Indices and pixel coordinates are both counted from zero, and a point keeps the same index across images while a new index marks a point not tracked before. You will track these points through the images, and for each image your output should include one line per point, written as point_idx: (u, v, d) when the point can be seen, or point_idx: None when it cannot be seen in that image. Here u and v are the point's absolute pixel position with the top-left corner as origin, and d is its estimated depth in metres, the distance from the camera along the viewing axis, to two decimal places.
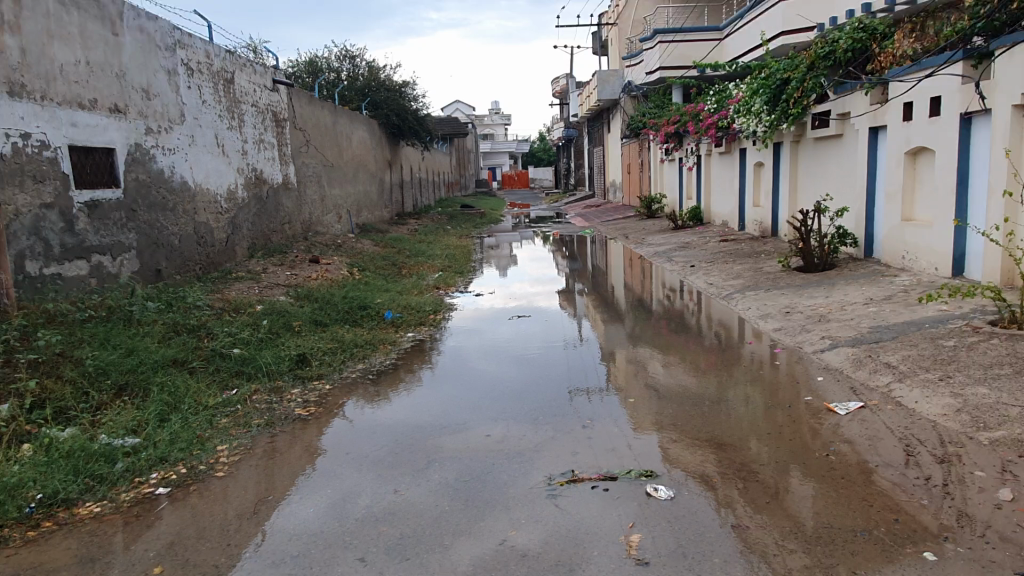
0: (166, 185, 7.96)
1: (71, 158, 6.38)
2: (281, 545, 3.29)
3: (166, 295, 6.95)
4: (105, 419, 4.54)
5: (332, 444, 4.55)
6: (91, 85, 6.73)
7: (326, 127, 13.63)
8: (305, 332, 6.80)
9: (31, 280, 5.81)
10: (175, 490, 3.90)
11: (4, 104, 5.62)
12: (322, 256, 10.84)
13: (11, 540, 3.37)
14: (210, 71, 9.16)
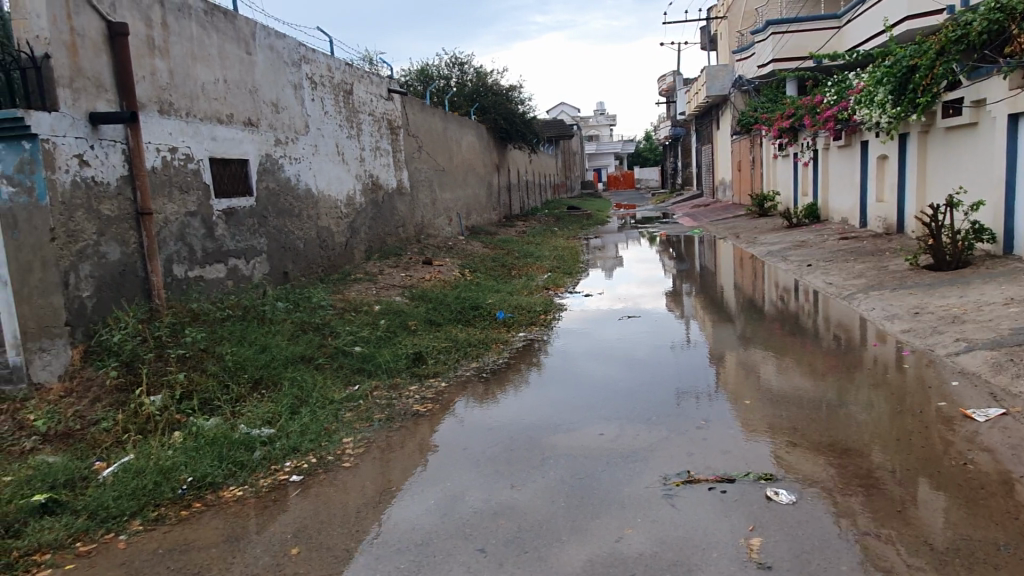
0: (293, 193, 8.47)
1: (211, 169, 6.91)
2: (408, 532, 3.47)
3: (294, 296, 7.40)
4: (243, 411, 4.90)
5: (450, 439, 4.72)
6: (227, 102, 7.27)
7: (437, 133, 14.07)
8: (421, 331, 7.06)
9: (178, 282, 6.33)
10: (307, 478, 4.16)
11: (155, 122, 6.17)
12: (435, 257, 11.20)
13: (167, 518, 3.70)
14: (331, 83, 9.66)
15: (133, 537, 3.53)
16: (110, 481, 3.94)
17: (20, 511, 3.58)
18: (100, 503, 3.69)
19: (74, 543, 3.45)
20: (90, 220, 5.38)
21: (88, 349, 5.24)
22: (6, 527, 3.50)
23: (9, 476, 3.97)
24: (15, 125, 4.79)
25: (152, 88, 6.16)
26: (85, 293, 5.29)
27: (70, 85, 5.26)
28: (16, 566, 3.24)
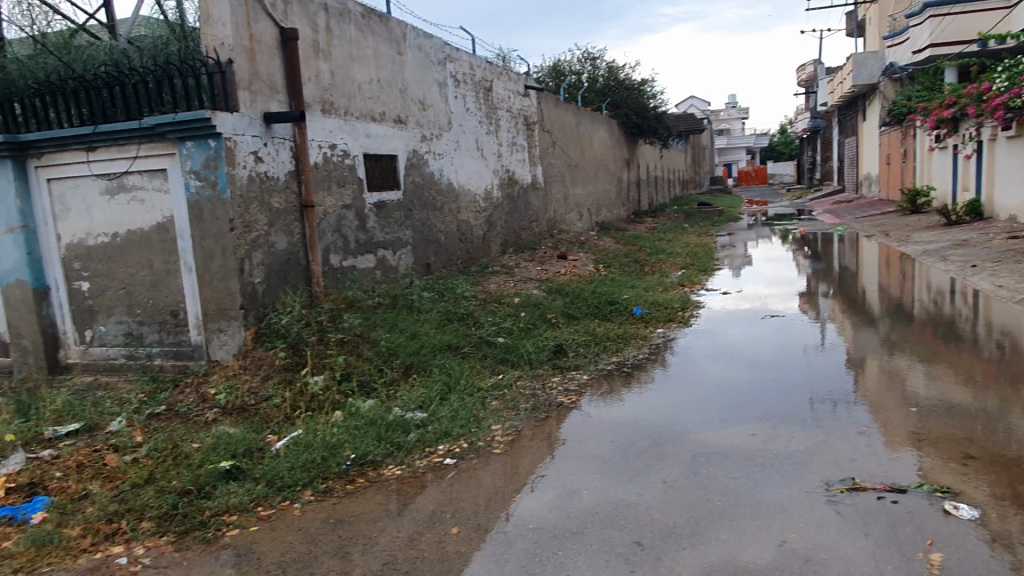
0: (437, 187, 8.78)
1: (365, 165, 7.30)
2: (562, 520, 3.52)
3: (438, 287, 7.69)
4: (397, 394, 5.14)
5: (593, 431, 4.75)
6: (381, 101, 7.65)
7: (570, 128, 14.13)
8: (561, 324, 7.14)
9: (335, 271, 6.74)
10: (460, 461, 4.31)
11: (318, 121, 6.58)
12: (569, 252, 11.27)
13: (335, 490, 3.96)
14: (473, 80, 9.92)
15: (306, 506, 3.79)
16: (283, 454, 4.24)
17: (210, 475, 3.92)
18: (275, 473, 3.98)
19: (256, 507, 3.76)
20: (263, 212, 5.82)
21: (258, 331, 5.70)
22: (198, 489, 3.85)
23: (197, 443, 4.36)
24: (204, 125, 5.27)
25: (315, 89, 6.58)
26: (256, 280, 5.73)
27: (248, 87, 5.72)
28: (208, 524, 3.56)
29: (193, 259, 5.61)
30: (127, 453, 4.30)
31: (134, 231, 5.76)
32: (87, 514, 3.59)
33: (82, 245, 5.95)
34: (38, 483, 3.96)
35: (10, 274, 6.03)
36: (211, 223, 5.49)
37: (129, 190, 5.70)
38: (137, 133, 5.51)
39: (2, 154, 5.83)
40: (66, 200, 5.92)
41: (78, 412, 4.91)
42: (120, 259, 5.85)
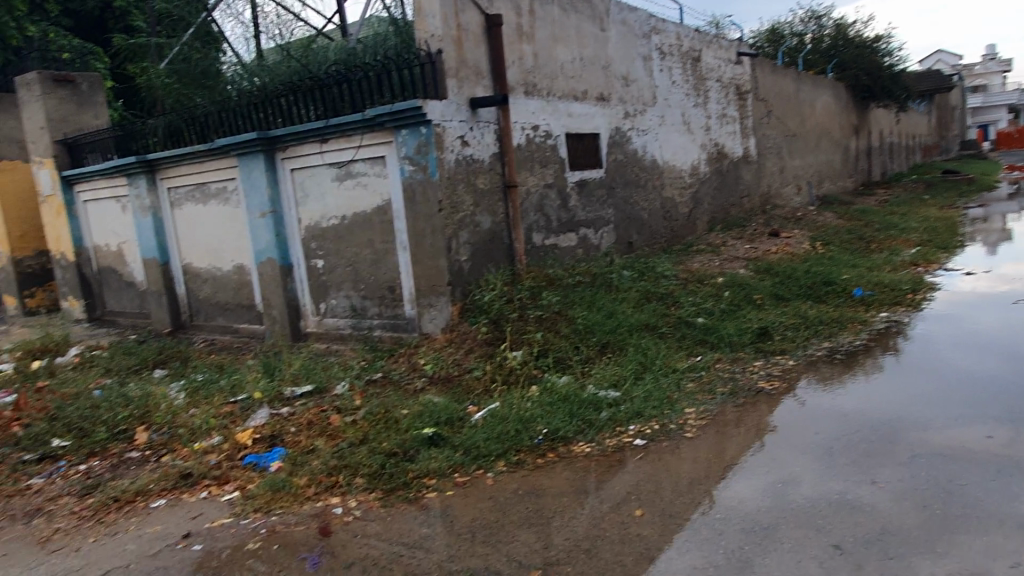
0: (640, 164, 8.65)
1: (567, 144, 7.39)
2: (753, 514, 3.35)
3: (639, 266, 7.60)
4: (591, 372, 5.18)
5: (793, 421, 4.45)
6: (583, 79, 7.68)
7: (789, 95, 13.16)
8: (767, 305, 6.75)
9: (536, 249, 6.92)
10: (650, 443, 4.26)
11: (521, 103, 6.77)
12: (783, 229, 10.57)
13: (526, 463, 4.10)
14: (680, 51, 9.59)
15: (499, 476, 3.97)
16: (481, 424, 4.47)
17: (415, 440, 4.25)
18: (471, 443, 4.21)
19: (454, 472, 4.01)
20: (469, 193, 6.12)
21: (464, 307, 6.02)
22: (404, 452, 4.19)
23: (407, 409, 4.73)
24: (417, 114, 5.65)
25: (519, 71, 6.76)
26: (463, 258, 6.05)
27: (456, 75, 6.02)
28: (411, 485, 3.87)
29: (408, 239, 6.06)
30: (348, 415, 4.78)
31: (359, 214, 6.35)
32: (313, 466, 4.06)
33: (318, 227, 6.66)
34: (277, 436, 4.55)
35: (263, 253, 6.93)
36: (422, 205, 5.89)
37: (355, 176, 6.28)
38: (360, 125, 6.03)
39: (255, 148, 6.66)
40: (305, 187, 6.66)
41: (311, 374, 5.55)
42: (348, 239, 6.48)
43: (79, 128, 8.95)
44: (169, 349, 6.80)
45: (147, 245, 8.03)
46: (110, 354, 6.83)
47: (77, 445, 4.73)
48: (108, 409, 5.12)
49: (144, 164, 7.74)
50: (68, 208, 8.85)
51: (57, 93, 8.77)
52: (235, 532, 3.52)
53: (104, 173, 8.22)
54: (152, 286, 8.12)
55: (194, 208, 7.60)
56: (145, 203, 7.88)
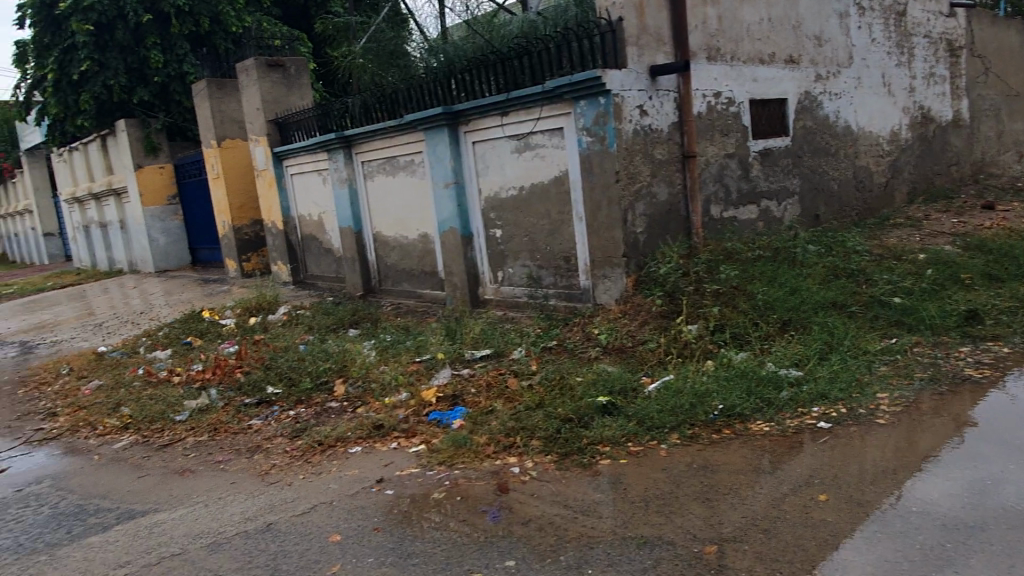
0: (831, 131, 8.07)
1: (750, 111, 7.05)
2: (954, 511, 3.09)
3: (827, 240, 7.14)
4: (772, 349, 4.98)
5: (1005, 416, 4.02)
6: (771, 41, 7.27)
7: (1014, 49, 11.61)
8: (978, 286, 6.08)
9: (715, 222, 6.71)
10: (836, 427, 4.05)
11: (703, 69, 6.54)
12: (999, 202, 9.42)
13: (701, 438, 4.05)
14: (882, 6, 8.77)
15: (673, 449, 3.96)
16: (654, 396, 4.46)
17: (588, 408, 4.33)
18: (645, 414, 4.22)
19: (627, 442, 4.05)
20: (646, 163, 6.04)
21: (639, 279, 5.99)
22: (578, 418, 4.28)
23: (580, 377, 4.83)
24: (596, 84, 5.65)
25: (702, 36, 6.53)
26: (638, 229, 6.02)
27: (636, 43, 5.93)
28: (585, 451, 3.96)
29: (584, 209, 6.11)
30: (525, 379, 4.96)
31: (536, 185, 6.49)
32: (492, 426, 4.28)
33: (497, 198, 6.89)
34: (458, 395, 4.83)
35: (446, 223, 7.30)
36: (599, 175, 5.91)
37: (534, 148, 6.41)
38: (540, 97, 6.13)
39: (441, 122, 6.99)
40: (486, 159, 6.90)
41: (490, 339, 5.81)
42: (525, 209, 6.65)
43: (288, 108, 9.87)
44: (362, 311, 7.39)
45: (343, 215, 8.73)
46: (313, 313, 7.55)
47: (287, 392, 5.31)
48: (312, 362, 5.68)
49: (342, 140, 8.38)
50: (278, 181, 9.81)
51: (270, 76, 9.72)
52: (422, 481, 3.81)
53: (308, 149, 9.02)
54: (347, 253, 8.83)
55: (385, 180, 8.13)
56: (342, 176, 8.56)
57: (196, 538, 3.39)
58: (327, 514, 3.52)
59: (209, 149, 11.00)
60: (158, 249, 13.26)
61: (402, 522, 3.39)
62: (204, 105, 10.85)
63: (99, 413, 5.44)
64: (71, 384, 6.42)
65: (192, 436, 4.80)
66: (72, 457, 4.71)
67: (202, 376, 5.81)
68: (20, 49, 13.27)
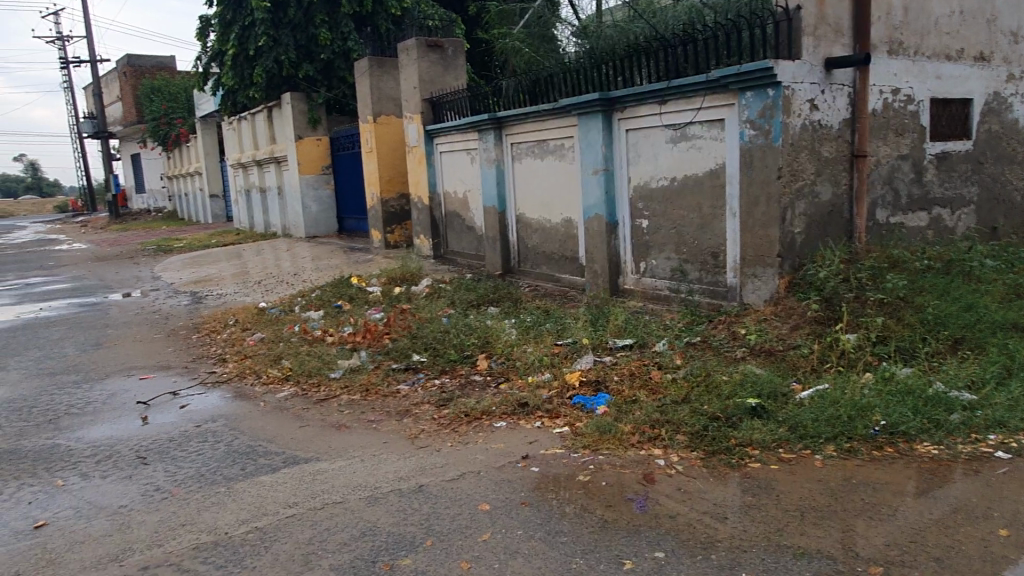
0: (1019, 137, 7.37)
1: (930, 110, 6.56)
2: None
3: (1006, 255, 6.55)
4: (942, 368, 4.63)
5: None
6: (960, 36, 6.72)
7: None
8: None
9: (879, 227, 6.31)
10: (1017, 459, 3.72)
11: (883, 63, 6.12)
12: None
13: (860, 453, 3.84)
14: None
15: (828, 461, 3.78)
16: (808, 403, 4.26)
17: (737, 408, 4.21)
18: (799, 421, 4.04)
19: (779, 447, 3.90)
20: (811, 160, 5.75)
21: (793, 281, 5.74)
22: (726, 418, 4.17)
23: (727, 375, 4.70)
24: (766, 75, 5.42)
25: (885, 28, 6.12)
26: (797, 229, 5.75)
27: (813, 33, 5.63)
28: (733, 452, 3.86)
29: (739, 205, 5.91)
30: (669, 372, 4.89)
31: (690, 176, 6.33)
32: (637, 416, 4.26)
33: (646, 187, 6.78)
34: (601, 382, 4.82)
35: (593, 209, 7.28)
36: (759, 170, 5.69)
37: (691, 139, 6.25)
38: (703, 86, 5.95)
39: (596, 108, 6.95)
40: (638, 147, 6.79)
41: (632, 329, 5.77)
42: (675, 200, 6.51)
43: (442, 88, 10.15)
44: (502, 289, 7.52)
45: (489, 194, 8.90)
46: (455, 287, 7.77)
47: (433, 361, 5.50)
48: (456, 334, 5.86)
49: (494, 121, 8.52)
50: (427, 158, 10.13)
51: (428, 56, 10.03)
52: (567, 462, 3.85)
53: (459, 128, 9.24)
54: (490, 232, 9.01)
55: (533, 163, 8.19)
56: (491, 157, 8.70)
57: (356, 490, 3.60)
58: (475, 483, 3.64)
59: (365, 124, 11.52)
60: (310, 216, 14.09)
61: (549, 500, 3.45)
62: (364, 82, 11.36)
63: (262, 363, 5.88)
64: (237, 335, 6.97)
65: (346, 394, 5.09)
66: (241, 401, 5.12)
67: (355, 338, 6.14)
68: (204, 24, 14.41)
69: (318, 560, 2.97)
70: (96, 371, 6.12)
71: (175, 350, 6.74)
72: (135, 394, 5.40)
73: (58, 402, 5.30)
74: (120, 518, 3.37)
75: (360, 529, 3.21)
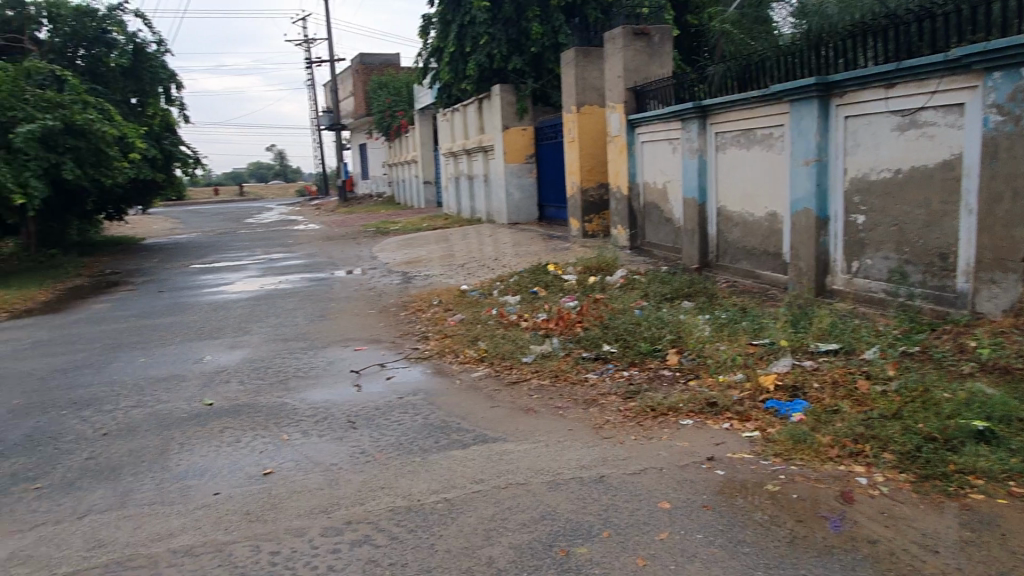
0: None
1: None
2: None
3: None
4: None
5: None
6: None
7: None
8: None
9: None
10: None
11: None
12: None
13: None
14: None
15: None
16: None
17: (960, 430, 3.70)
18: None
19: (1010, 480, 3.39)
20: None
21: None
22: (945, 440, 3.70)
23: (949, 393, 4.15)
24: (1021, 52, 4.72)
25: None
26: None
27: None
28: (951, 478, 3.44)
29: (978, 201, 5.23)
30: (879, 384, 4.45)
31: (917, 168, 5.71)
32: (838, 428, 3.94)
33: (865, 179, 6.21)
34: (799, 388, 4.53)
35: (801, 203, 6.82)
36: (1005, 162, 4.98)
37: (921, 126, 5.63)
38: (941, 67, 5.32)
39: (811, 94, 6.47)
40: (857, 135, 6.24)
41: (838, 333, 5.33)
42: (898, 194, 5.91)
43: (647, 76, 10.01)
44: (698, 283, 7.30)
45: (689, 185, 8.64)
46: (649, 279, 7.67)
47: (622, 352, 5.49)
48: (647, 327, 5.78)
49: (699, 109, 8.23)
50: (629, 148, 10.06)
51: (634, 44, 9.91)
52: (756, 469, 3.68)
53: (663, 117, 9.06)
54: (688, 225, 8.76)
55: (737, 153, 7.83)
56: (694, 147, 8.44)
57: (539, 473, 3.71)
58: (657, 480, 3.60)
59: (568, 114, 11.67)
60: (513, 203, 14.59)
61: (734, 506, 3.32)
62: (569, 72, 11.50)
63: (462, 343, 6.22)
64: (440, 315, 7.43)
65: (536, 379, 5.25)
66: (441, 377, 5.47)
67: (547, 324, 6.30)
68: (426, 22, 15.36)
69: (498, 536, 3.11)
70: (319, 339, 6.84)
71: (386, 325, 7.34)
72: (350, 363, 5.97)
73: (288, 365, 6.01)
74: (331, 474, 3.77)
75: (540, 512, 3.31)
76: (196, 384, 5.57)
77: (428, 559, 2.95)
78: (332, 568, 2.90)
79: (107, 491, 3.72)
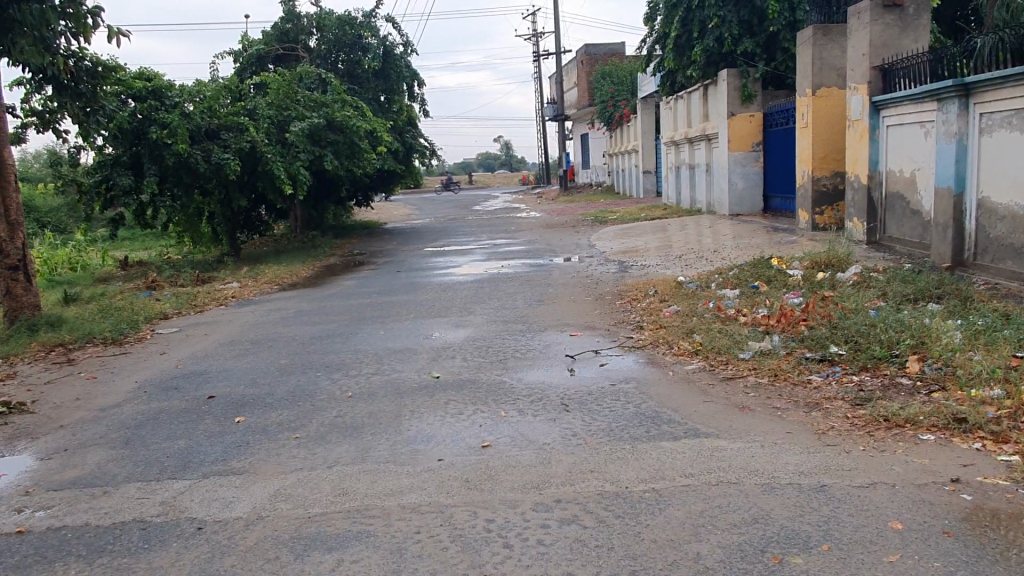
0: None
1: None
2: None
3: None
4: None
5: None
6: None
7: None
8: None
9: None
10: None
11: None
12: None
13: None
14: None
15: None
16: None
17: None
18: None
19: None
20: None
21: None
22: None
23: None
24: None
25: None
26: None
27: None
28: None
29: None
30: None
31: None
32: None
33: None
34: None
35: None
36: None
37: None
38: None
39: None
40: None
41: None
42: None
43: (898, 53, 9.05)
44: (950, 283, 6.51)
45: (944, 173, 7.68)
46: (889, 277, 6.97)
47: (852, 355, 5.07)
48: (884, 329, 5.29)
49: (961, 86, 7.30)
50: (872, 132, 9.18)
51: (885, 18, 8.98)
52: (1012, 498, 3.22)
53: (915, 98, 8.16)
54: (940, 218, 7.80)
55: (1008, 136, 6.83)
56: (952, 130, 7.50)
57: (752, 474, 3.58)
58: (889, 497, 3.30)
59: (803, 98, 10.91)
60: (736, 193, 13.97)
61: (982, 537, 2.94)
62: (806, 52, 10.75)
63: (676, 334, 6.14)
64: (655, 305, 7.38)
65: (753, 376, 5.03)
66: (652, 368, 5.46)
67: (768, 321, 6.01)
68: (652, 9, 15.18)
69: (707, 533, 3.06)
70: (537, 323, 7.11)
71: (602, 312, 7.44)
72: (566, 348, 6.15)
73: (508, 345, 6.33)
74: (544, 453, 3.93)
75: (753, 514, 3.19)
76: (426, 358, 6.08)
77: (634, 546, 2.98)
78: (540, 542, 3.04)
79: (350, 446, 4.19)
